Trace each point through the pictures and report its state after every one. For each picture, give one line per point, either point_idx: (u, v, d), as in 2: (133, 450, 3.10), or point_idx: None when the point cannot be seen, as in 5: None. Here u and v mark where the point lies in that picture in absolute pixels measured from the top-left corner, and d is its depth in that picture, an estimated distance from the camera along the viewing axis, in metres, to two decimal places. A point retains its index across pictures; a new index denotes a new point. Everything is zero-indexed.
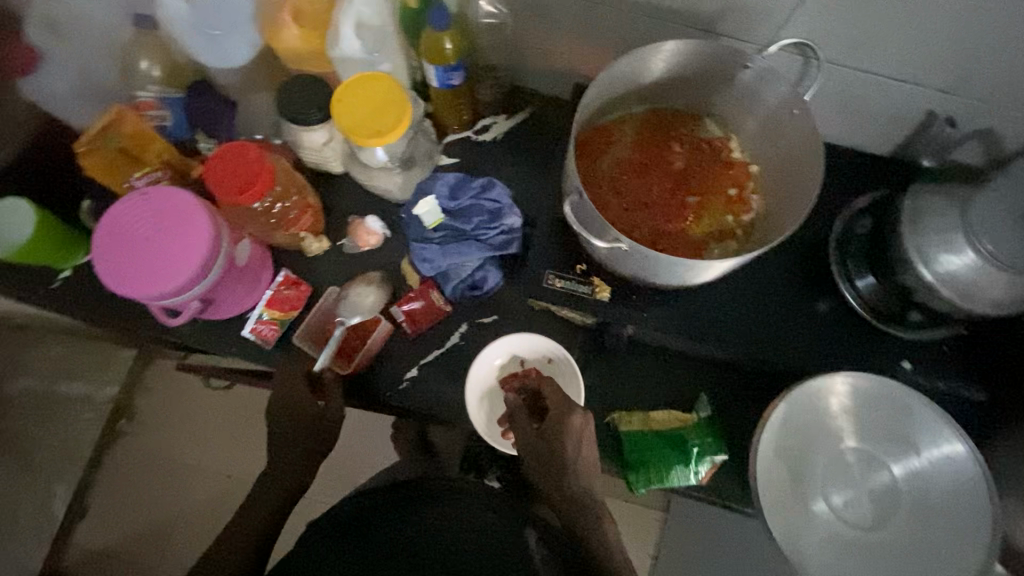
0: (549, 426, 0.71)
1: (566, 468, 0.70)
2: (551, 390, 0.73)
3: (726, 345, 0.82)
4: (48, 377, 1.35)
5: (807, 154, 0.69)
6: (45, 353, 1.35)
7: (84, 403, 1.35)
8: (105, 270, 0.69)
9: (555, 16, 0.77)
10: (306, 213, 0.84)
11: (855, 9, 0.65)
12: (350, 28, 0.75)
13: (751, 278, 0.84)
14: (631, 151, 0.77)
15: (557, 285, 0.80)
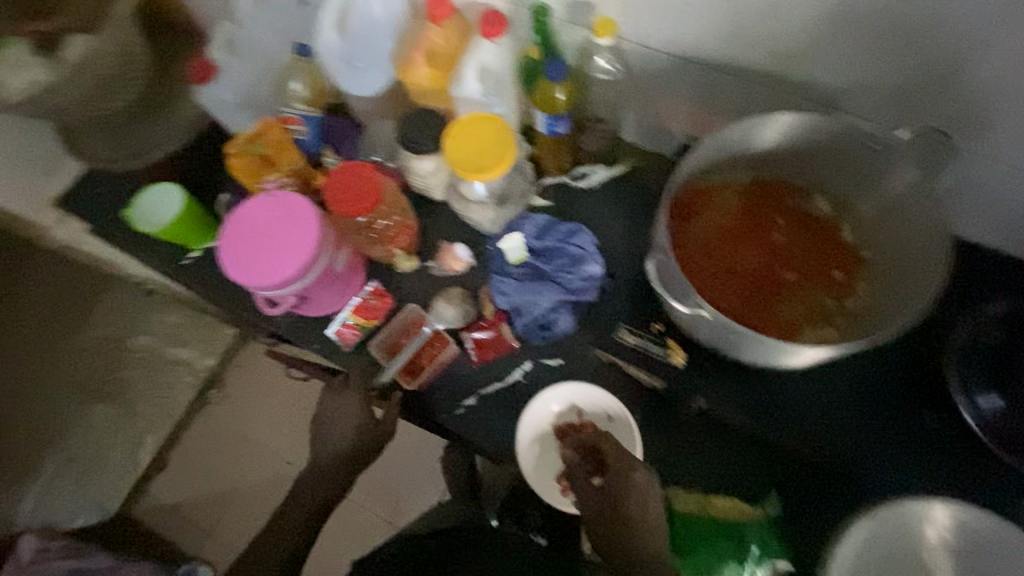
0: (611, 481, 0.68)
1: (630, 524, 0.66)
2: (609, 449, 0.70)
3: (807, 441, 0.74)
4: (161, 340, 1.52)
5: (932, 247, 0.63)
6: (164, 318, 1.53)
7: (185, 368, 1.50)
8: (227, 256, 0.78)
9: (669, 78, 0.79)
10: (402, 233, 0.89)
11: (1006, 101, 0.60)
12: (473, 73, 0.82)
13: (847, 372, 0.76)
14: (730, 218, 0.74)
15: (627, 340, 0.79)
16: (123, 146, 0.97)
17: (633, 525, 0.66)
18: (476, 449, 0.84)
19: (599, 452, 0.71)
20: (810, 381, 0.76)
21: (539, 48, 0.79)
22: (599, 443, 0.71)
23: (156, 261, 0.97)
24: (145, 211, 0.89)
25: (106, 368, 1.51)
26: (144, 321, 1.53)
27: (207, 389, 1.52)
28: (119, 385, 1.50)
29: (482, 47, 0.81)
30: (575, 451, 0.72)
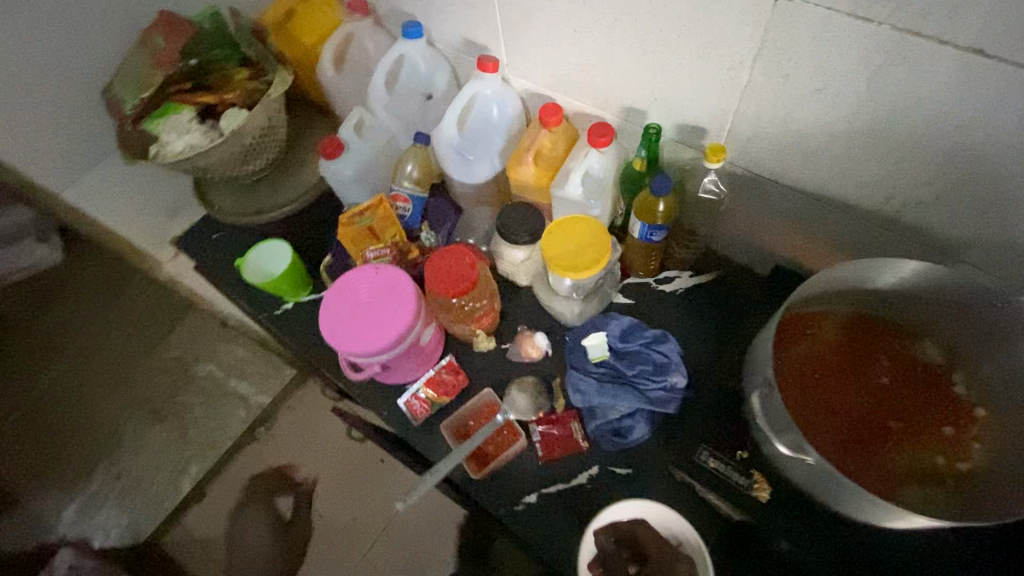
0: (651, 568, 0.69)
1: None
2: (655, 542, 0.70)
3: None
4: (226, 372, 1.58)
5: None
6: (232, 351, 1.59)
7: (242, 403, 1.55)
8: (326, 318, 0.82)
9: (774, 205, 0.80)
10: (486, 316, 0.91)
11: None
12: (578, 176, 0.87)
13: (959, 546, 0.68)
14: (835, 351, 0.72)
15: (710, 465, 0.75)
16: (245, 202, 1.06)
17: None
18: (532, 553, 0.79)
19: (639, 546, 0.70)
20: (915, 547, 0.68)
21: (643, 161, 0.82)
22: (641, 534, 0.70)
23: (248, 305, 1.02)
24: (256, 266, 0.97)
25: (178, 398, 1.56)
26: (214, 351, 1.59)
27: (255, 427, 1.54)
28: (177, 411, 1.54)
29: (589, 155, 0.86)
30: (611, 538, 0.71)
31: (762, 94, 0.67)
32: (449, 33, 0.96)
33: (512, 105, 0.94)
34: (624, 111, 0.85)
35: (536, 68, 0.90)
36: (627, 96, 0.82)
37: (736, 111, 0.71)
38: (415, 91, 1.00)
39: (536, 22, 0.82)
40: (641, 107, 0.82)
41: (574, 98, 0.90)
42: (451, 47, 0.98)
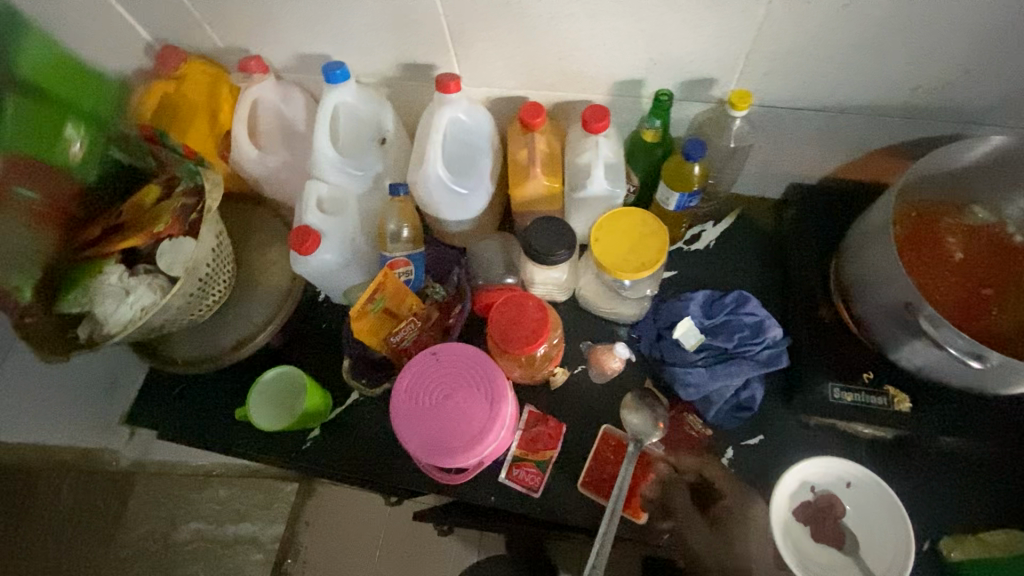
0: (723, 514, 0.74)
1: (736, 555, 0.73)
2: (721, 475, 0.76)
3: None
4: (215, 522, 1.21)
5: None
6: (211, 496, 1.22)
7: (252, 546, 1.21)
8: (408, 434, 0.69)
9: (794, 127, 0.77)
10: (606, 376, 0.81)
11: None
12: (599, 170, 0.79)
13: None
14: (941, 235, 0.72)
15: (846, 399, 0.73)
16: (211, 342, 0.84)
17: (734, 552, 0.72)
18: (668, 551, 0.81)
19: (708, 481, 0.76)
20: None
21: (659, 131, 0.77)
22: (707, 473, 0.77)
23: (271, 450, 0.83)
24: (266, 412, 0.81)
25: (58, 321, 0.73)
26: (189, 505, 1.21)
27: (281, 561, 1.20)
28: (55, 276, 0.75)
29: (599, 144, 0.78)
30: (673, 473, 0.77)
31: (784, 23, 0.64)
32: (379, 61, 0.81)
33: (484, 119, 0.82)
34: (616, 85, 0.77)
35: (502, 70, 0.79)
36: (618, 68, 0.75)
37: (755, 46, 0.67)
38: (365, 138, 0.84)
39: (495, 21, 0.71)
40: (637, 77, 0.75)
41: (551, 89, 0.80)
42: (386, 76, 0.83)
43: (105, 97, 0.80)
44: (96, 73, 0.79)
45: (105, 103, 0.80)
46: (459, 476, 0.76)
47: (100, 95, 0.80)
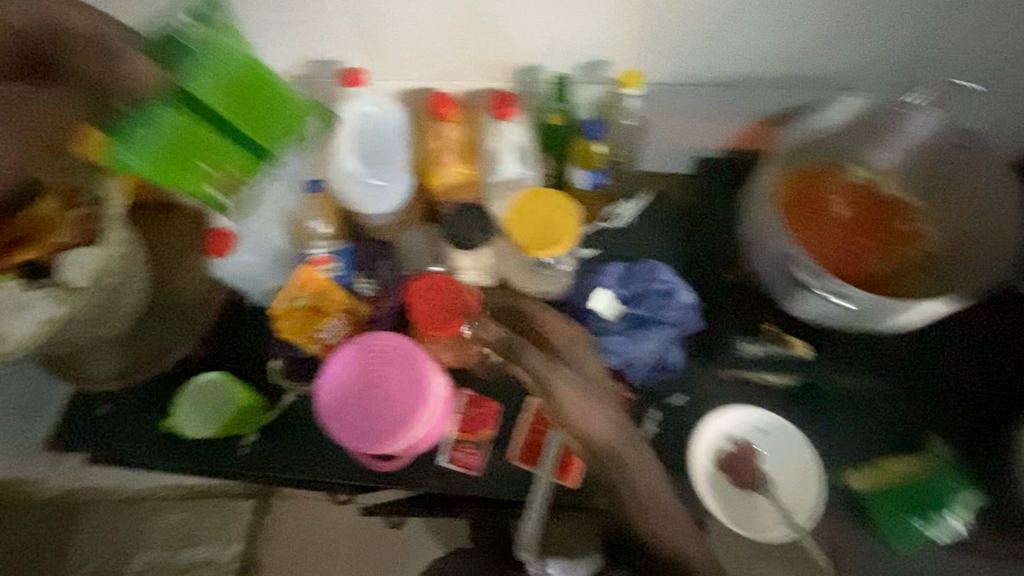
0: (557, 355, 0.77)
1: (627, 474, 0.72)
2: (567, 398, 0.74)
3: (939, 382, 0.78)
4: (166, 550, 1.12)
5: (984, 193, 0.74)
6: (159, 524, 1.14)
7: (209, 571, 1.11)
8: (337, 424, 0.72)
9: (685, 101, 0.83)
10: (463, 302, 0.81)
11: (984, 49, 0.72)
12: (509, 154, 0.82)
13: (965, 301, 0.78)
14: (826, 196, 0.78)
15: (753, 351, 0.81)
16: (135, 352, 0.87)
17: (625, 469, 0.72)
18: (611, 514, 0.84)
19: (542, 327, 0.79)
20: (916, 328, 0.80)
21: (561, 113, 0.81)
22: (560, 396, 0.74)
23: (205, 461, 0.82)
24: (196, 420, 0.82)
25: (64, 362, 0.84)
26: (138, 539, 1.12)
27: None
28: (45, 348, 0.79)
29: (506, 129, 0.82)
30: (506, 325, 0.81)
31: None
32: (285, 60, 0.83)
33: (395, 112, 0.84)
34: (516, 73, 0.82)
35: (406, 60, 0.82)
36: (517, 55, 0.79)
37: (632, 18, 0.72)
38: None
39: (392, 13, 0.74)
40: (535, 63, 0.80)
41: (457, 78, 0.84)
42: (295, 76, 0.85)
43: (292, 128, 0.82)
44: (275, 138, 0.82)
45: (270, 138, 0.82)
46: (398, 460, 0.79)
47: (286, 131, 0.82)
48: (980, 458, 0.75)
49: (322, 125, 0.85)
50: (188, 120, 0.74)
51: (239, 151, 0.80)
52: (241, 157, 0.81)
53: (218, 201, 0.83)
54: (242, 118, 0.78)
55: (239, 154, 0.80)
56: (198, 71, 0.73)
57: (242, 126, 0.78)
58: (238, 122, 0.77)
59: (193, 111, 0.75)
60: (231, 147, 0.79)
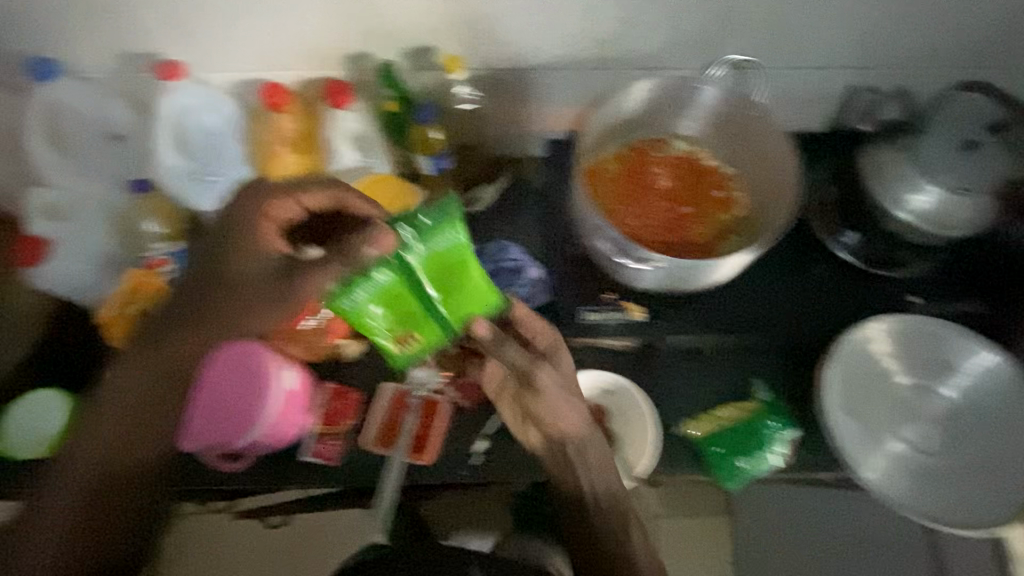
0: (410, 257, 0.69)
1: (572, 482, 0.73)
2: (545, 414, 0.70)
3: (765, 331, 0.84)
4: None
5: (773, 151, 0.84)
6: None
7: None
8: (188, 428, 0.80)
9: (515, 83, 0.86)
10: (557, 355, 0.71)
11: (766, 27, 0.80)
12: (344, 144, 0.84)
13: (774, 258, 0.87)
14: (629, 169, 0.87)
15: (593, 318, 0.85)
16: None
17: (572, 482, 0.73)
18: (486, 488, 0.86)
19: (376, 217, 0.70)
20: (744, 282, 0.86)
21: (398, 100, 0.82)
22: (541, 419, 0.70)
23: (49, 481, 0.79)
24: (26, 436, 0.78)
25: (79, 536, 0.70)
26: None
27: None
28: (69, 477, 0.71)
29: (340, 118, 0.83)
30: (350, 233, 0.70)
31: None
32: (101, 56, 0.80)
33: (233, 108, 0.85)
34: (348, 60, 0.83)
35: (227, 46, 0.81)
36: (347, 43, 0.80)
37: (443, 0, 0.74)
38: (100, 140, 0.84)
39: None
40: (362, 51, 0.81)
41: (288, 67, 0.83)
42: (116, 73, 0.83)
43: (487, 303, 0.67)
44: (462, 317, 0.67)
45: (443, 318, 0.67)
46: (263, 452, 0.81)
47: (478, 301, 0.67)
48: (798, 394, 0.84)
49: (489, 315, 0.68)
50: (399, 288, 0.65)
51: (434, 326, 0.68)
52: (436, 336, 0.69)
53: (427, 346, 0.71)
54: (443, 293, 0.66)
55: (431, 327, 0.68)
56: (442, 221, 0.63)
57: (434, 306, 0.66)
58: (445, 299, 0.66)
59: (408, 276, 0.64)
60: (434, 318, 0.67)
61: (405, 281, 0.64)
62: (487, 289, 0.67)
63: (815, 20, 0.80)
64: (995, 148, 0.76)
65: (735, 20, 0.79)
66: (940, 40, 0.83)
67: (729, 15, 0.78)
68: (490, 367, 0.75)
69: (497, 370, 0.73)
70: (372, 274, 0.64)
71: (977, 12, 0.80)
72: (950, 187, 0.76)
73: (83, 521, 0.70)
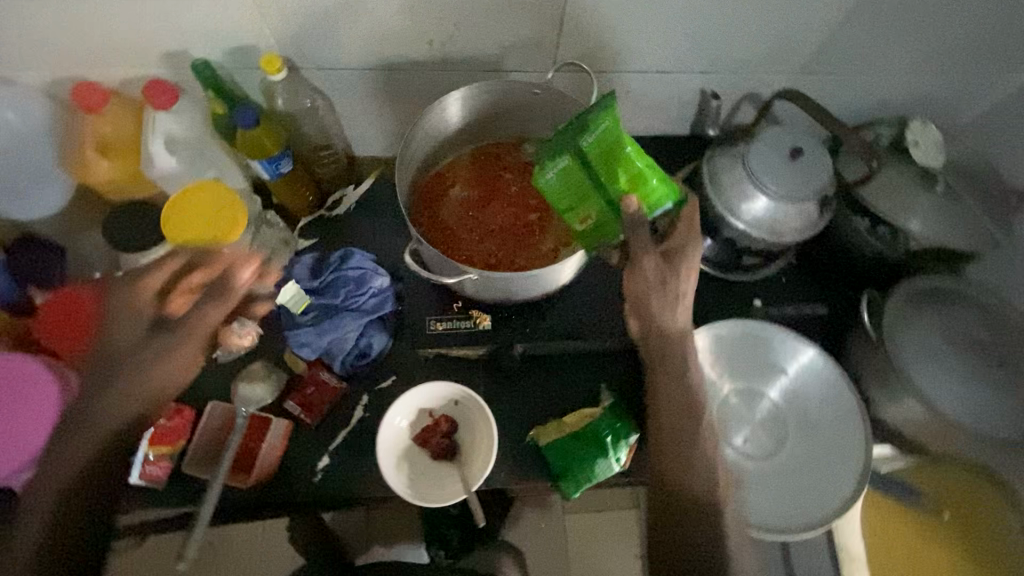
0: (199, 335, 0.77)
1: (685, 405, 0.73)
2: (656, 308, 0.73)
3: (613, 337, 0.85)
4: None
5: None
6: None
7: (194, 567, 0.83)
8: None
9: (354, 85, 0.84)
10: (687, 274, 0.72)
11: (599, 35, 0.80)
12: (162, 146, 0.79)
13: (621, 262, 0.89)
14: (465, 192, 0.85)
15: (440, 328, 0.85)
16: None
17: (676, 396, 0.73)
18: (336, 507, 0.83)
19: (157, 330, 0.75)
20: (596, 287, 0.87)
21: (220, 102, 0.78)
22: (657, 318, 0.73)
23: None
24: None
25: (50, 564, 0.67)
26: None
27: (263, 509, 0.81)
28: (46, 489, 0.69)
29: (158, 120, 0.77)
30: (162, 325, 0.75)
31: None
32: None
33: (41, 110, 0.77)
34: (162, 60, 0.76)
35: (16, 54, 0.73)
36: (153, 41, 0.73)
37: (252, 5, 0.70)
38: None
39: None
40: (178, 49, 0.75)
41: (94, 72, 0.77)
42: None
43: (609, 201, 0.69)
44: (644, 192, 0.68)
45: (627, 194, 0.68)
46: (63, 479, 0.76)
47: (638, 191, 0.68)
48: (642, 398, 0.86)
49: (652, 208, 0.68)
50: (578, 174, 0.69)
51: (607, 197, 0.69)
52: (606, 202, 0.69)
53: (605, 233, 0.71)
54: (625, 182, 0.67)
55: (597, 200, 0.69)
56: (592, 117, 0.67)
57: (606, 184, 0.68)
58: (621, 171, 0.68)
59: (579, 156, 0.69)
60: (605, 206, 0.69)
61: (581, 165, 0.68)
62: (651, 181, 0.67)
63: (650, 23, 0.79)
64: (813, 155, 0.77)
65: (566, 20, 0.77)
66: (774, 48, 0.85)
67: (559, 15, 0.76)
68: (632, 276, 0.72)
69: (648, 256, 0.70)
70: (549, 166, 0.70)
71: (807, 18, 0.80)
72: (777, 195, 0.76)
73: (52, 541, 0.68)
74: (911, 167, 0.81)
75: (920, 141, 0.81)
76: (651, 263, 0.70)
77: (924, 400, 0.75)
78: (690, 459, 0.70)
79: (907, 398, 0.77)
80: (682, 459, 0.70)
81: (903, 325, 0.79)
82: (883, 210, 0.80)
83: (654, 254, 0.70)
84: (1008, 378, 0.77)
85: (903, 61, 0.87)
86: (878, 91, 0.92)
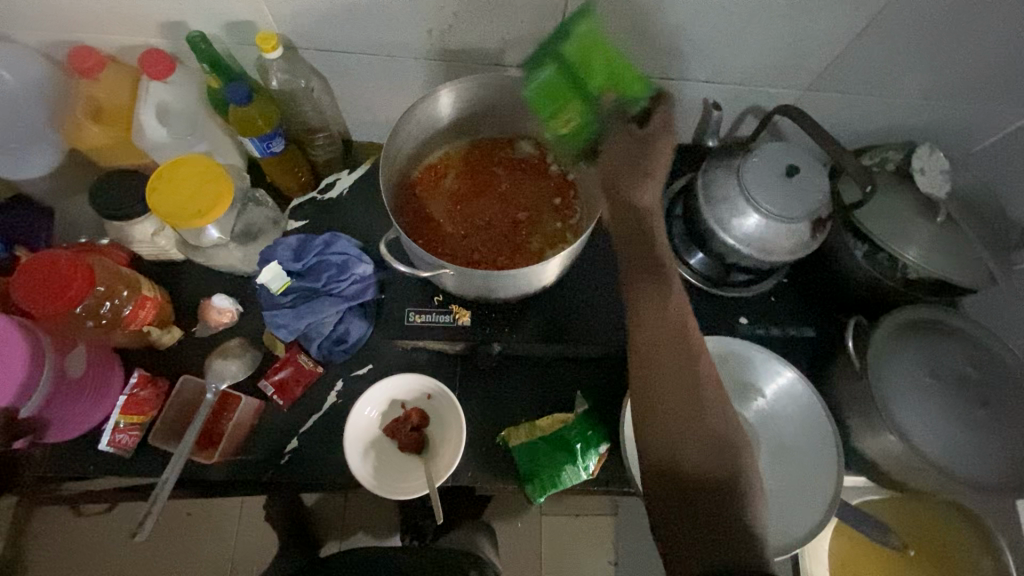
0: None
1: (663, 279, 0.64)
2: (628, 179, 0.67)
3: (597, 341, 0.83)
4: None
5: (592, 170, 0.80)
6: None
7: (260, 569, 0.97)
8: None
9: (355, 71, 0.84)
10: (662, 152, 0.67)
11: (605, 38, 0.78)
12: (153, 116, 0.79)
13: (608, 270, 0.88)
14: (456, 184, 0.84)
15: (418, 320, 0.83)
16: None
17: (655, 291, 0.64)
18: (304, 490, 0.82)
19: None
20: (581, 289, 0.86)
21: (216, 76, 0.77)
22: (630, 200, 0.67)
23: None
24: None
25: None
26: None
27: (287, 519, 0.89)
28: None
29: (151, 89, 0.77)
30: None
31: None
32: None
33: (34, 72, 0.77)
34: (161, 30, 0.75)
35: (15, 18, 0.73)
36: (148, 12, 0.72)
37: None
38: None
39: None
40: (177, 19, 0.74)
41: (93, 37, 0.76)
42: None
43: (590, 97, 0.70)
44: (623, 86, 0.69)
45: (605, 88, 0.69)
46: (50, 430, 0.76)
47: (616, 79, 0.68)
48: (616, 406, 0.85)
49: (631, 101, 0.70)
50: (559, 80, 0.70)
51: (585, 98, 0.70)
52: (585, 104, 0.71)
53: (584, 132, 0.74)
54: (603, 78, 0.69)
55: (579, 104, 0.71)
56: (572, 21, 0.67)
57: (589, 86, 0.69)
58: (597, 76, 0.69)
59: (563, 64, 0.69)
60: (585, 105, 0.71)
61: (565, 72, 0.69)
62: (630, 77, 0.68)
63: (656, 30, 0.77)
64: (812, 174, 0.75)
65: (568, 17, 0.75)
66: (784, 63, 0.83)
67: (562, 12, 0.74)
68: (607, 154, 0.69)
69: (621, 136, 0.69)
70: (533, 73, 0.70)
71: (820, 35, 0.78)
72: (768, 212, 0.74)
73: None
74: (913, 194, 0.79)
75: (926, 169, 0.79)
76: (623, 141, 0.68)
77: (904, 435, 0.73)
78: (683, 365, 0.60)
79: (884, 431, 0.75)
80: (677, 359, 0.61)
81: (888, 354, 0.78)
82: (879, 236, 0.78)
83: (627, 136, 0.68)
84: (991, 419, 0.75)
85: (918, 88, 0.85)
86: (887, 115, 0.91)
